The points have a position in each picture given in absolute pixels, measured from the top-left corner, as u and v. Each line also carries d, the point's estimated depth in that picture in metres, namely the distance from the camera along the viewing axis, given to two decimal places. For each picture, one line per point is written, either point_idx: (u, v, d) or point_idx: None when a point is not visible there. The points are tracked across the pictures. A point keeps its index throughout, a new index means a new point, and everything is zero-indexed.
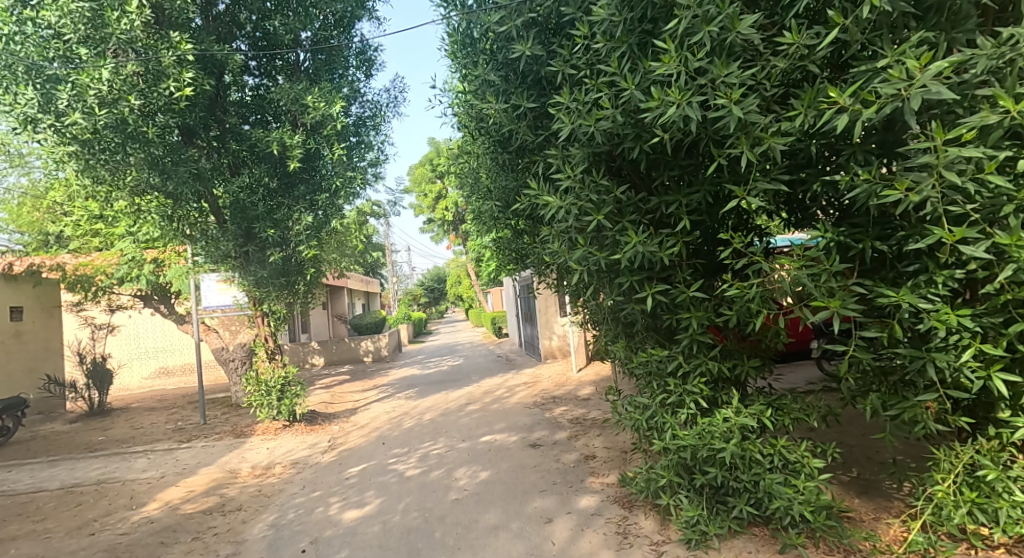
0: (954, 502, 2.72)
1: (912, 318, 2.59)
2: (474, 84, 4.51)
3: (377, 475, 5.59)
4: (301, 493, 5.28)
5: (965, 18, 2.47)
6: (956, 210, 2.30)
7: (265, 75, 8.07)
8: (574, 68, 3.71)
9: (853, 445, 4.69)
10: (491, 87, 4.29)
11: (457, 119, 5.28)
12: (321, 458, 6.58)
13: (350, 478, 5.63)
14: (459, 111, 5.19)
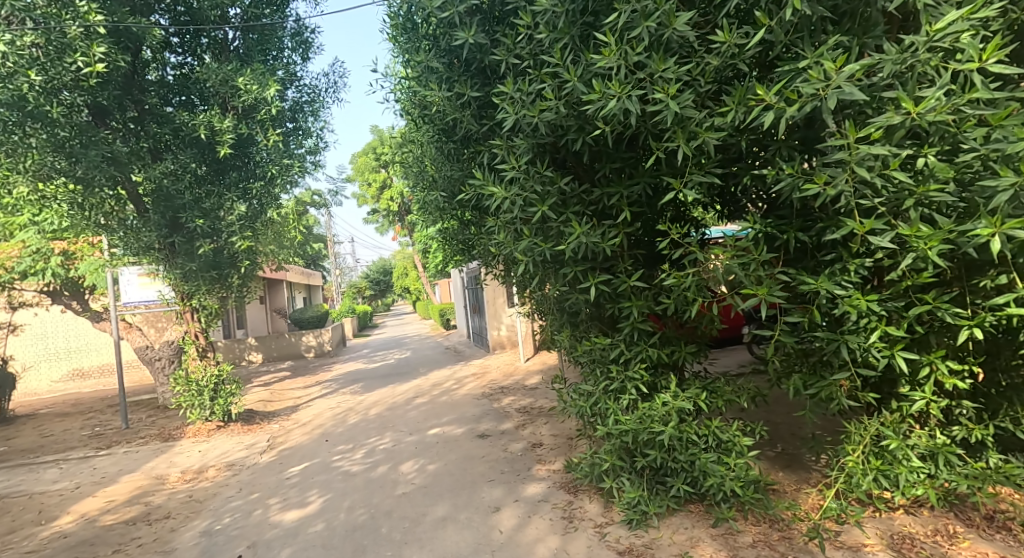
0: (862, 470, 2.93)
1: (829, 303, 2.79)
2: (416, 70, 4.44)
3: (319, 474, 5.46)
4: (237, 496, 5.11)
5: (874, 25, 2.66)
6: (865, 203, 2.50)
7: (189, 53, 7.66)
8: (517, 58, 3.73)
9: (778, 423, 5.00)
10: (434, 74, 4.23)
11: (400, 107, 5.19)
12: (259, 458, 6.37)
13: (291, 477, 5.48)
14: (402, 98, 5.09)
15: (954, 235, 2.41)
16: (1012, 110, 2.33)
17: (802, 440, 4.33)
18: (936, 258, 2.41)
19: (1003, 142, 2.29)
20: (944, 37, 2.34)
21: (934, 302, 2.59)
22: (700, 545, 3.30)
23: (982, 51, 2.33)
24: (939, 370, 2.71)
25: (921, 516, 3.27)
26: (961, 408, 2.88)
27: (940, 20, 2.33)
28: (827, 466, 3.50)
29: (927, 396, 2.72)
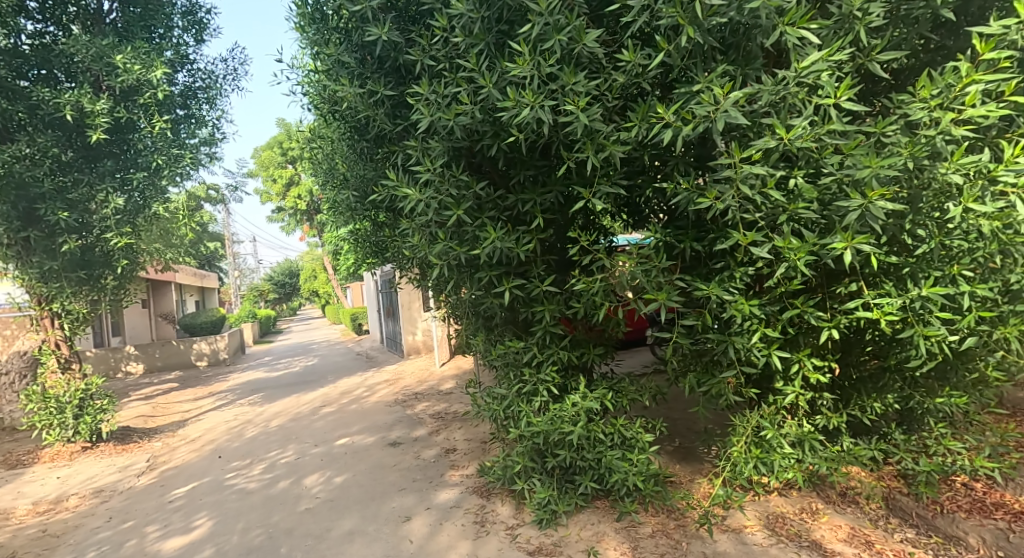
0: (744, 459, 3.21)
1: (718, 307, 3.05)
2: (326, 63, 4.31)
3: (209, 494, 5.11)
4: (106, 526, 4.64)
5: (754, 58, 2.96)
6: (747, 217, 2.77)
7: (52, 22, 6.62)
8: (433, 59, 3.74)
9: (676, 419, 5.36)
10: (345, 68, 4.13)
11: (308, 100, 5.01)
12: (134, 482, 5.83)
13: (174, 500, 5.09)
14: (310, 92, 4.93)
15: (818, 248, 2.73)
16: (860, 140, 2.69)
17: (696, 434, 4.67)
18: (803, 267, 2.72)
19: (853, 168, 2.62)
20: (809, 73, 2.66)
21: (802, 306, 2.92)
22: (606, 540, 3.47)
23: (838, 89, 2.68)
24: (806, 366, 3.04)
25: (792, 496, 3.65)
26: (823, 399, 3.25)
27: (806, 58, 2.64)
28: (715, 456, 3.81)
29: (797, 389, 3.04)
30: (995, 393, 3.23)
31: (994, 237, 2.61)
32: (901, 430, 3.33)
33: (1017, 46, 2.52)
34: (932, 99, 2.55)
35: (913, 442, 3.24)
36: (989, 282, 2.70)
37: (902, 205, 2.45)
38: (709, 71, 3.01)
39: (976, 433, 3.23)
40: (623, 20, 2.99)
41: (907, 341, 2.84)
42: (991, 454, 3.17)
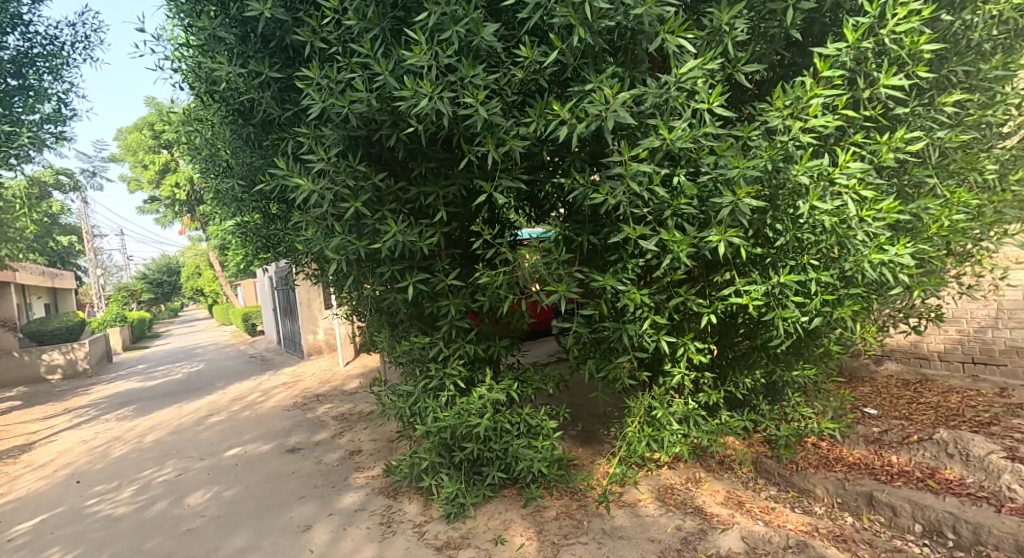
0: (638, 438, 3.44)
1: (613, 297, 3.24)
2: (200, 37, 3.95)
3: (64, 526, 4.57)
4: None
5: (640, 61, 3.16)
6: (636, 211, 2.97)
7: None
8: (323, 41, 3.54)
9: (579, 404, 5.59)
10: (222, 45, 3.82)
11: (182, 78, 4.58)
12: None
13: (18, 538, 4.49)
14: (184, 68, 4.50)
15: (697, 241, 2.98)
16: (730, 143, 2.98)
17: (597, 417, 4.90)
18: (685, 258, 2.96)
19: (725, 167, 2.88)
20: (687, 79, 2.89)
21: (686, 294, 3.18)
22: (512, 527, 3.56)
23: (711, 95, 2.95)
24: (690, 349, 3.30)
25: (679, 469, 3.96)
26: (705, 378, 3.55)
27: (684, 65, 2.87)
28: (613, 436, 4.06)
29: (683, 370, 3.30)
30: (838, 364, 3.70)
31: (834, 230, 2.84)
32: (767, 401, 3.73)
33: (848, 66, 2.87)
34: (785, 109, 2.88)
35: (775, 411, 3.65)
36: (831, 271, 2.94)
37: (763, 203, 2.75)
38: (600, 72, 3.18)
39: (823, 399, 3.70)
40: (519, 16, 3.06)
41: (769, 323, 3.16)
42: (833, 416, 3.65)
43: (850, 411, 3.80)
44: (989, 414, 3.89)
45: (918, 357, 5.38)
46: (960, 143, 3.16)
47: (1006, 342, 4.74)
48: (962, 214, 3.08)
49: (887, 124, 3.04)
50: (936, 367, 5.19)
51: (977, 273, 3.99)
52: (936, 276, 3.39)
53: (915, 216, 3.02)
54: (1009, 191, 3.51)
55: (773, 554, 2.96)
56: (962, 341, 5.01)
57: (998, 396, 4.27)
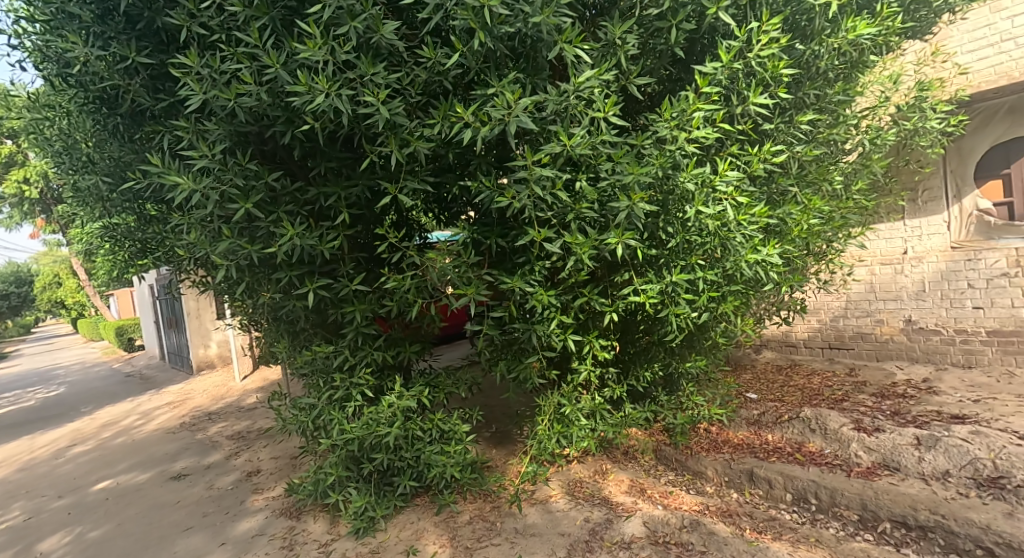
0: (548, 435, 3.54)
1: (522, 298, 3.31)
2: (48, 13, 3.47)
3: None
4: None
5: (541, 69, 3.26)
6: (540, 214, 3.06)
7: None
8: (204, 27, 3.27)
9: (492, 406, 5.61)
10: (78, 23, 3.38)
11: (27, 58, 3.99)
12: None
13: None
14: (29, 47, 3.92)
15: (598, 243, 3.14)
16: (626, 151, 3.16)
17: (510, 418, 4.95)
18: (587, 260, 3.11)
19: (621, 173, 3.06)
20: (584, 88, 3.03)
21: (589, 294, 3.33)
22: (425, 536, 3.50)
23: (607, 105, 3.12)
24: (595, 346, 3.46)
25: (587, 462, 4.11)
26: (610, 373, 3.73)
27: (581, 75, 3.01)
28: (523, 435, 4.14)
29: (589, 367, 3.45)
30: (724, 354, 4.05)
31: (717, 232, 3.10)
32: (665, 392, 3.98)
33: (723, 84, 3.18)
34: (672, 120, 3.11)
35: (672, 401, 3.92)
36: (715, 270, 3.21)
37: (655, 208, 2.97)
38: (501, 76, 3.24)
39: (712, 387, 4.03)
40: (420, 16, 3.03)
41: (664, 319, 3.40)
42: (719, 402, 3.98)
43: (733, 397, 4.17)
44: (842, 392, 4.47)
45: (788, 345, 5.97)
46: (814, 157, 3.60)
47: (854, 329, 5.45)
48: (816, 219, 3.56)
49: (757, 137, 3.39)
50: (802, 352, 5.86)
51: (831, 270, 4.57)
52: (799, 273, 3.84)
53: (782, 220, 3.38)
54: (851, 199, 4.10)
55: (671, 536, 3.18)
56: (821, 329, 5.67)
57: (850, 376, 4.92)
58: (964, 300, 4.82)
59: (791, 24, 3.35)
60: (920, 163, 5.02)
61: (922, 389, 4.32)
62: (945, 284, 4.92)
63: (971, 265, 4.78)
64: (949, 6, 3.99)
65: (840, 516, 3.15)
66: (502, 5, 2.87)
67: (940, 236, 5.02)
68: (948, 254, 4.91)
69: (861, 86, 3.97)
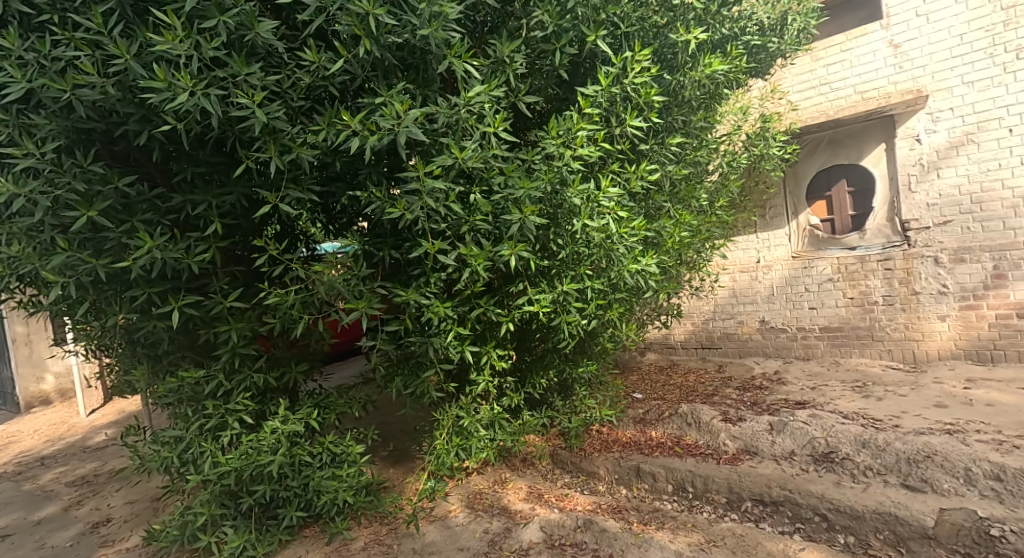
0: (447, 449, 3.50)
1: (417, 311, 3.25)
2: None
3: None
4: None
5: (432, 81, 3.26)
6: (434, 225, 3.05)
7: None
8: (31, 5, 2.80)
9: (388, 422, 5.40)
10: None
11: None
12: None
13: None
14: None
15: (493, 254, 3.19)
16: (517, 165, 3.25)
17: (408, 434, 4.79)
18: (482, 271, 3.14)
19: (513, 187, 3.15)
20: (475, 103, 3.07)
21: (485, 305, 3.36)
22: None
23: (496, 120, 3.19)
24: (493, 357, 3.51)
25: (487, 473, 4.12)
26: (507, 382, 3.79)
27: (472, 89, 3.04)
28: (422, 451, 4.06)
29: (487, 378, 3.48)
30: (612, 358, 4.30)
31: (602, 244, 3.31)
32: (560, 397, 4.13)
33: (603, 106, 3.41)
34: (559, 138, 3.27)
35: (567, 405, 4.07)
36: (602, 279, 3.42)
37: (545, 221, 3.09)
38: (390, 86, 3.18)
39: (603, 390, 4.26)
40: (300, 18, 2.87)
41: (556, 327, 3.54)
42: (609, 403, 4.23)
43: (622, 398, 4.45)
44: (712, 387, 4.97)
45: (668, 346, 6.65)
46: (682, 176, 4.00)
47: (721, 330, 6.20)
48: (686, 232, 3.95)
49: (634, 156, 3.69)
50: (680, 353, 6.55)
51: (700, 278, 5.09)
52: (673, 281, 4.23)
53: (658, 232, 3.73)
54: (714, 214, 4.61)
55: (566, 537, 3.30)
56: (695, 331, 6.38)
57: (718, 372, 5.50)
58: (803, 301, 5.65)
59: (660, 57, 3.75)
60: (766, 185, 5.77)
61: (774, 381, 4.96)
62: (789, 287, 5.74)
63: (806, 272, 5.60)
64: (782, 52, 4.67)
65: (712, 501, 3.50)
66: (388, 14, 2.82)
67: (783, 247, 5.83)
68: (790, 263, 5.71)
69: (718, 115, 4.49)
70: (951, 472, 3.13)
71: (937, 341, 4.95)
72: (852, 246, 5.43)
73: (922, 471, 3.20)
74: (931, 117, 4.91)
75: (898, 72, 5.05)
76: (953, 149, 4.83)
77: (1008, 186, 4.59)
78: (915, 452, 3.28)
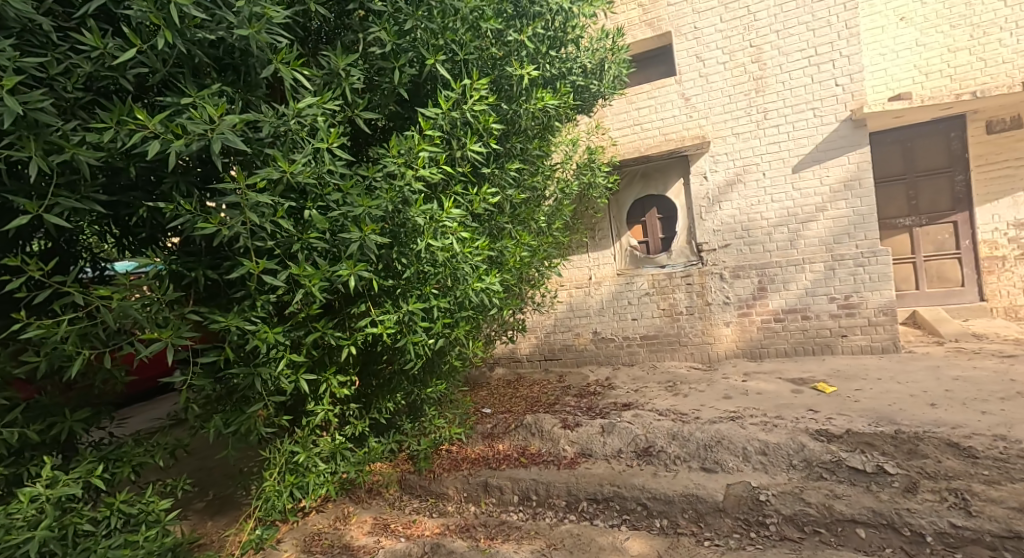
0: (278, 491, 3.18)
1: (239, 339, 2.88)
2: None
3: None
4: None
5: (256, 86, 2.96)
6: (259, 244, 2.76)
7: None
8: None
9: (208, 468, 4.76)
10: None
11: None
12: None
13: None
14: None
15: (330, 275, 2.98)
16: (355, 182, 3.11)
17: (230, 478, 4.27)
18: (317, 293, 2.92)
19: (351, 205, 3.00)
20: (306, 115, 2.87)
21: (323, 329, 3.12)
22: None
23: (331, 135, 3.01)
24: (332, 384, 3.29)
25: (328, 509, 3.91)
26: (350, 409, 3.57)
27: (302, 101, 2.85)
28: (249, 496, 3.62)
29: (326, 407, 3.25)
30: (461, 377, 4.34)
31: (447, 263, 3.32)
32: (409, 419, 3.98)
33: (444, 129, 3.46)
34: (400, 157, 3.22)
35: (415, 428, 3.96)
36: (448, 298, 3.44)
37: (387, 240, 3.00)
38: (200, 86, 2.80)
39: (452, 408, 4.25)
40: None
41: (401, 348, 3.45)
42: (459, 421, 4.24)
43: (470, 414, 4.51)
44: (553, 396, 5.30)
45: (514, 360, 7.10)
46: (521, 199, 4.25)
47: (561, 342, 6.78)
48: (526, 252, 4.22)
49: (475, 179, 3.82)
50: (526, 365, 7.02)
51: (541, 294, 5.42)
52: (516, 298, 4.47)
53: (500, 252, 3.93)
54: (551, 235, 4.98)
55: None
56: (538, 344, 6.90)
57: (559, 382, 5.90)
58: (628, 313, 6.40)
59: (498, 87, 3.97)
60: (594, 210, 6.43)
61: (605, 386, 5.49)
62: (617, 303, 6.45)
63: (629, 287, 6.39)
64: (602, 94, 5.29)
65: (553, 505, 3.72)
66: (195, 6, 2.50)
67: (609, 265, 6.56)
68: (616, 279, 6.45)
69: (552, 146, 4.89)
70: (734, 452, 3.77)
71: (724, 342, 5.98)
72: (662, 264, 6.33)
73: (715, 454, 3.80)
74: (712, 159, 5.98)
75: (689, 120, 6.08)
76: (730, 187, 5.93)
77: (766, 217, 5.79)
78: (710, 439, 3.89)
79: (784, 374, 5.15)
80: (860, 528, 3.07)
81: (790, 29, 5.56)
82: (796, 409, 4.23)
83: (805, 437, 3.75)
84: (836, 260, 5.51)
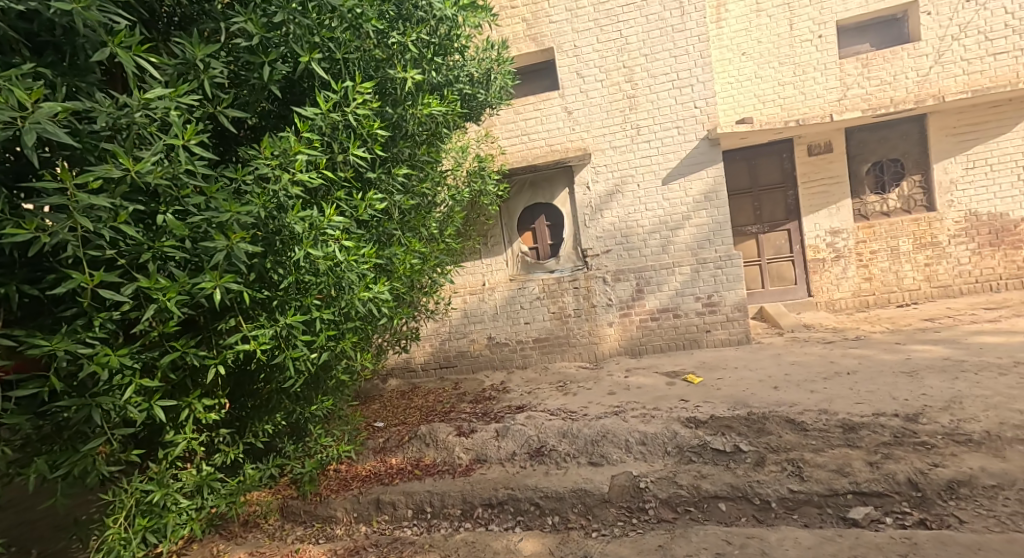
0: (127, 539, 2.73)
1: (69, 366, 2.43)
2: None
3: None
4: None
5: (89, 72, 2.54)
6: (93, 253, 2.36)
7: None
8: None
9: (32, 522, 4.03)
10: None
11: None
12: None
13: None
14: None
15: (190, 288, 2.64)
16: (220, 185, 2.80)
17: (62, 529, 3.65)
18: (174, 308, 2.57)
19: (216, 210, 2.69)
20: (155, 107, 2.52)
21: (183, 348, 2.75)
22: None
23: (188, 131, 2.66)
24: (196, 409, 2.93)
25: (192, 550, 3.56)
26: (219, 435, 3.22)
27: (149, 91, 2.49)
28: (87, 548, 3.07)
29: (188, 436, 2.89)
30: (351, 391, 4.14)
31: (330, 272, 3.12)
32: (291, 441, 3.68)
33: (324, 131, 3.25)
34: (273, 159, 2.93)
35: (298, 450, 3.66)
36: (332, 309, 3.23)
37: (260, 249, 2.72)
38: (7, 65, 2.33)
39: (341, 425, 4.03)
40: None
41: (279, 365, 3.18)
42: (349, 438, 4.03)
43: (361, 430, 4.31)
44: (449, 404, 5.22)
45: (409, 370, 6.92)
46: (409, 205, 4.16)
47: (457, 349, 6.72)
48: (416, 259, 4.15)
49: (360, 184, 3.63)
50: (421, 375, 6.86)
51: (434, 301, 5.33)
52: (406, 306, 4.35)
53: (388, 260, 3.82)
54: (443, 242, 4.93)
55: None
56: (433, 352, 6.77)
57: (455, 389, 5.84)
58: (520, 316, 6.52)
59: (383, 91, 3.83)
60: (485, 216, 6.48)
61: (500, 390, 5.54)
62: (510, 309, 6.54)
63: (521, 292, 6.50)
64: (489, 103, 5.37)
65: (448, 516, 3.67)
66: None
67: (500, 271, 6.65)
68: (509, 285, 6.55)
69: (441, 152, 4.84)
70: (617, 444, 4.01)
71: (609, 341, 6.35)
72: (552, 269, 6.57)
73: (600, 448, 4.01)
74: (594, 169, 6.34)
75: (573, 131, 6.39)
76: (611, 196, 6.32)
77: (642, 224, 6.27)
78: (596, 434, 4.09)
79: (660, 368, 5.60)
80: (721, 502, 3.42)
81: (657, 54, 6.08)
82: (670, 400, 4.62)
83: (677, 425, 4.09)
84: (700, 263, 6.12)
